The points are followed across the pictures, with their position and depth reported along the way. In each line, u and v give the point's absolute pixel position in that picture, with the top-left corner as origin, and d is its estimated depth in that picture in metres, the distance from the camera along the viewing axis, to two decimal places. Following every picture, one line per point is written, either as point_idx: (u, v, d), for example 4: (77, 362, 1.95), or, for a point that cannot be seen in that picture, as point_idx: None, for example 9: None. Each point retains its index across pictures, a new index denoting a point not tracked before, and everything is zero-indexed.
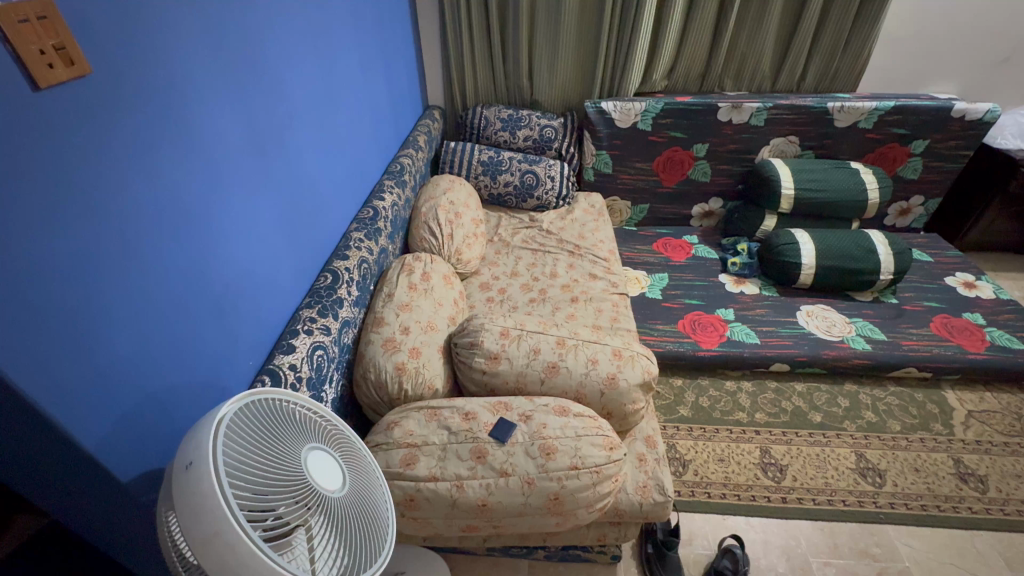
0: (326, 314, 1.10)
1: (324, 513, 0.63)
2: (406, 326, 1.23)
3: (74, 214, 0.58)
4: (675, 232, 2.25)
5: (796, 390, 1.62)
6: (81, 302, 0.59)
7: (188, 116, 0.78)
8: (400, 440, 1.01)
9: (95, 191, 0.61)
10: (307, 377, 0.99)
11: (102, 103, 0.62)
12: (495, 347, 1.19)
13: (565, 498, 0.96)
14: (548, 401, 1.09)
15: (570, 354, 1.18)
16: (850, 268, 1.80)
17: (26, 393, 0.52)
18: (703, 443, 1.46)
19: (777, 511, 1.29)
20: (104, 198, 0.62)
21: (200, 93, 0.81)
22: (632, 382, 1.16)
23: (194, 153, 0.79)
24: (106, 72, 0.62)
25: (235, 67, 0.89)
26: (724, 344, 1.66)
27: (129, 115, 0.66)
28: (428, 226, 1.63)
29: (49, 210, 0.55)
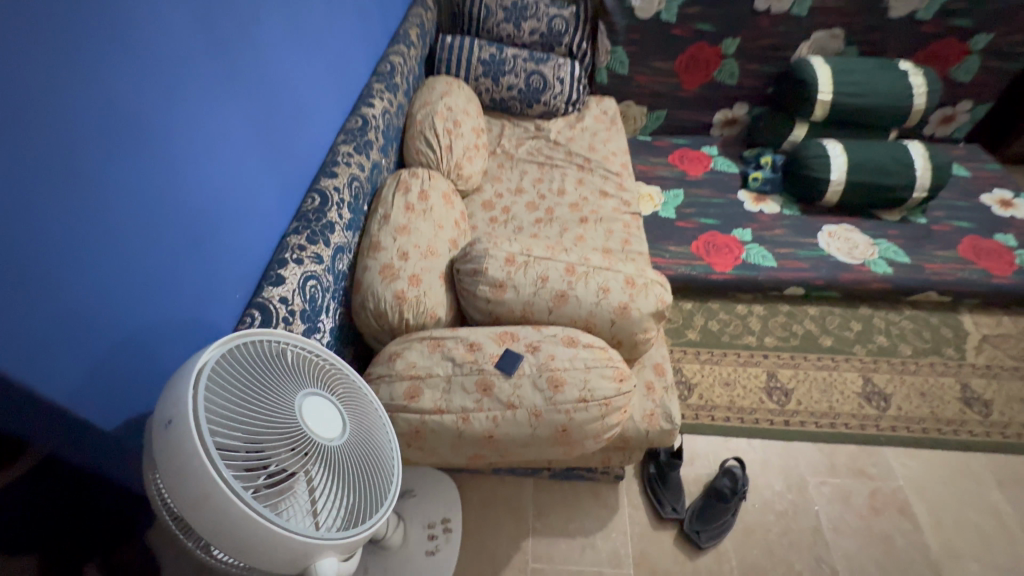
0: (317, 240, 1.01)
1: (327, 459, 0.59)
2: (405, 251, 1.14)
3: None
4: (693, 142, 2.07)
5: (808, 314, 1.57)
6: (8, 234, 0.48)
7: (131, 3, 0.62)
8: (403, 372, 0.97)
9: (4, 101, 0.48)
10: (300, 309, 0.92)
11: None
12: (500, 274, 1.11)
13: (573, 429, 0.95)
14: (556, 331, 1.04)
15: (580, 282, 1.11)
16: (882, 185, 1.67)
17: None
18: (710, 367, 1.44)
19: (779, 433, 1.31)
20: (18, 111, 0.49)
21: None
22: (645, 312, 1.10)
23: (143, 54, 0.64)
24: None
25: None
26: (739, 266, 1.58)
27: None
28: (424, 137, 1.47)
29: None
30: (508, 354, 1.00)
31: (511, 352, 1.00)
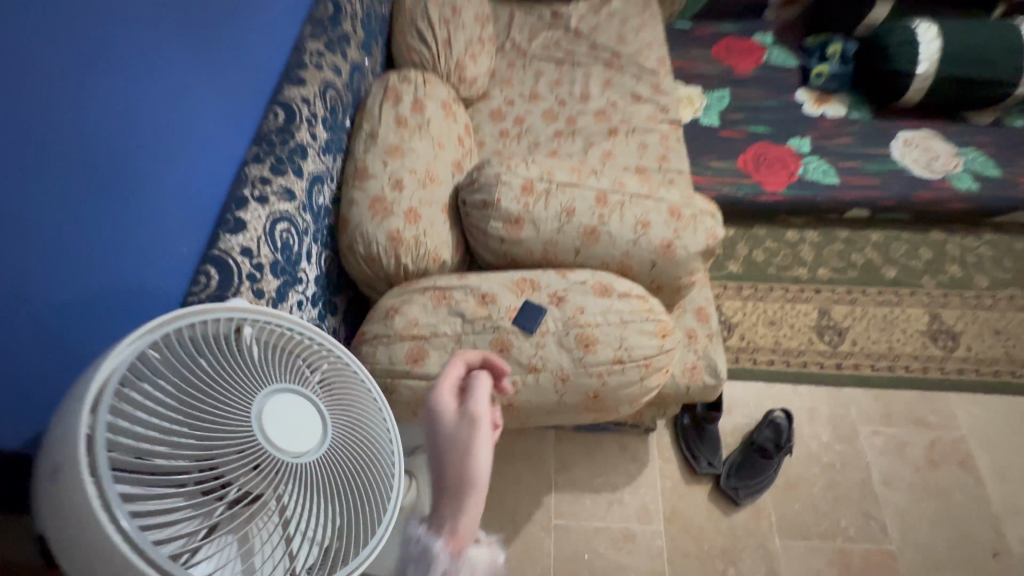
0: (285, 171, 0.79)
1: (310, 474, 0.43)
2: (398, 180, 0.94)
3: None
4: (742, 28, 1.68)
5: (870, 241, 1.36)
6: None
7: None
8: (404, 332, 0.81)
9: None
10: (270, 261, 0.74)
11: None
12: (515, 208, 0.90)
13: (606, 395, 0.81)
14: (585, 277, 0.86)
15: (614, 214, 0.91)
16: (979, 78, 1.36)
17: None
18: (754, 305, 1.27)
19: (830, 379, 1.17)
20: None
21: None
22: (693, 251, 0.91)
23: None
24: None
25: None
26: (794, 186, 1.35)
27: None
28: (415, 29, 1.18)
29: None
30: (529, 306, 0.83)
31: (531, 304, 0.83)
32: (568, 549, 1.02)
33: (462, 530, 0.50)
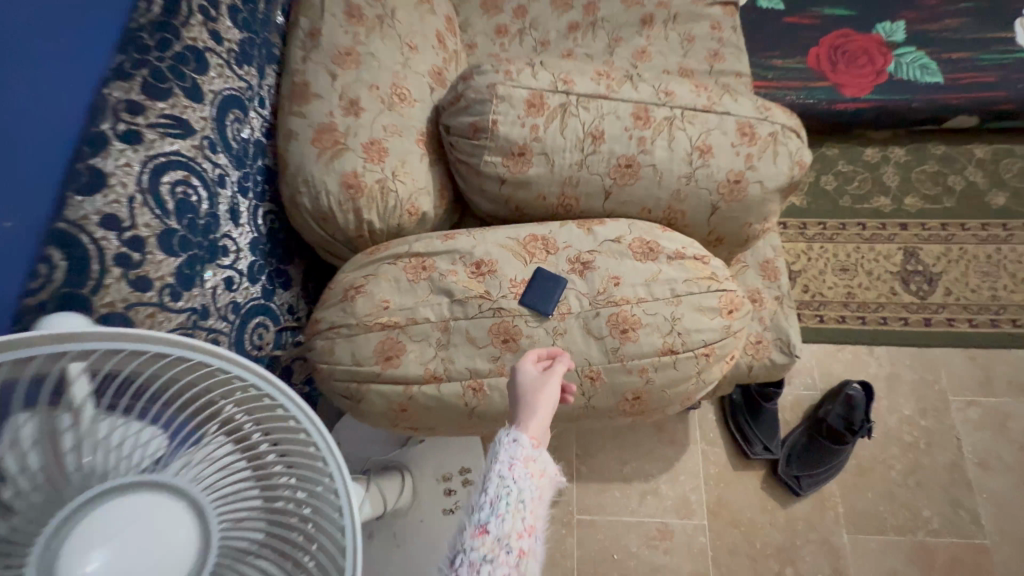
0: (169, 89, 0.53)
1: None
2: (352, 99, 0.66)
3: None
4: None
5: (973, 158, 1.07)
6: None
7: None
8: (370, 320, 0.59)
9: None
10: (158, 232, 0.51)
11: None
12: (518, 134, 0.63)
13: (651, 397, 0.59)
14: (619, 233, 0.62)
15: (659, 139, 0.64)
16: None
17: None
18: (821, 247, 1.01)
19: (915, 338, 0.94)
20: None
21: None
22: (771, 189, 0.64)
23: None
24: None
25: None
26: (882, 89, 1.04)
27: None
28: None
29: None
30: (543, 279, 0.59)
31: (545, 275, 0.59)
32: (594, 549, 0.86)
33: (540, 430, 0.45)
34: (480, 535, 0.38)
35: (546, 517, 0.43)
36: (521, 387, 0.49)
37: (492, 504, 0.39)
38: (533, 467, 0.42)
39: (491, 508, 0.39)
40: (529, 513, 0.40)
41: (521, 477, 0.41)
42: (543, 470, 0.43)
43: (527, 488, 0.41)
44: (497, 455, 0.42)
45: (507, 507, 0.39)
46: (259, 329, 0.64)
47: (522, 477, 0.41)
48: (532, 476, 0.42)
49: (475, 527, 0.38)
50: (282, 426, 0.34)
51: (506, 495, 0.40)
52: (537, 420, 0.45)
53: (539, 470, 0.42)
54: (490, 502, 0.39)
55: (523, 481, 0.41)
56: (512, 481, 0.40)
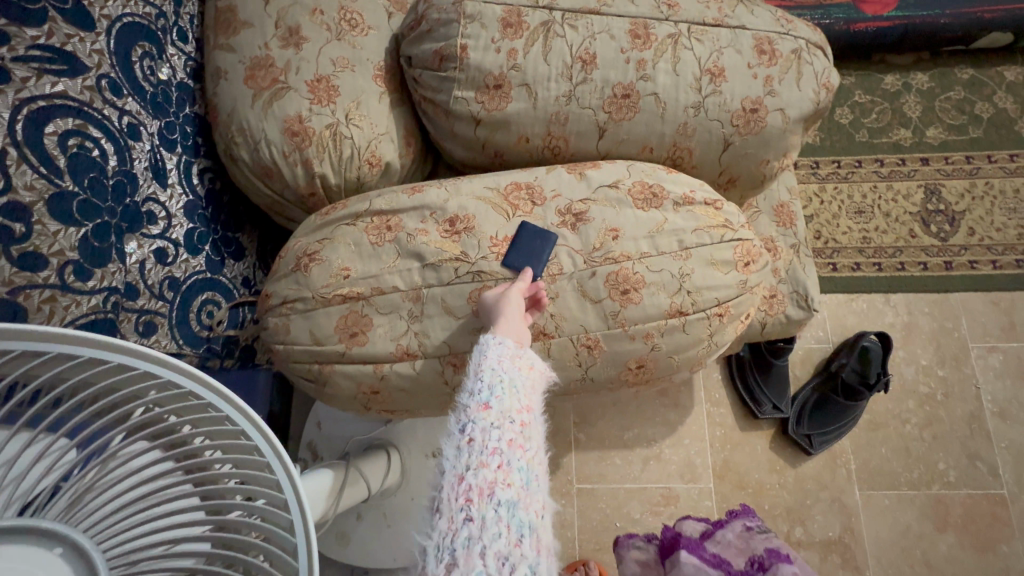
0: (43, 11, 0.42)
1: None
2: (291, 27, 0.55)
3: None
4: None
5: (1004, 82, 0.96)
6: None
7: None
8: (329, 292, 0.50)
9: None
10: (47, 195, 0.41)
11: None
12: (494, 62, 0.53)
13: (656, 364, 0.52)
14: (616, 176, 0.53)
15: (662, 62, 0.54)
16: None
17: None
18: (835, 188, 0.92)
19: (934, 284, 0.88)
20: None
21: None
22: (794, 118, 0.55)
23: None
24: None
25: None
26: (906, 5, 0.92)
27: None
28: None
29: None
30: (526, 234, 0.50)
31: (529, 229, 0.50)
32: (595, 519, 0.82)
33: (518, 331, 0.44)
34: (483, 410, 0.37)
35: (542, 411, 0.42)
36: (493, 301, 0.47)
37: (488, 386, 0.38)
38: (520, 359, 0.41)
39: (489, 389, 0.38)
40: (524, 396, 0.39)
41: (511, 367, 0.40)
42: (531, 364, 0.42)
43: (519, 377, 0.40)
44: (485, 352, 0.41)
45: (503, 389, 0.38)
46: (207, 306, 0.55)
47: (512, 365, 0.40)
48: (521, 368, 0.41)
49: (476, 405, 0.37)
50: (220, 430, 0.32)
51: (499, 381, 0.39)
52: (512, 322, 0.45)
53: (528, 363, 0.42)
54: (486, 385, 0.39)
55: (513, 369, 0.40)
56: (503, 368, 0.40)
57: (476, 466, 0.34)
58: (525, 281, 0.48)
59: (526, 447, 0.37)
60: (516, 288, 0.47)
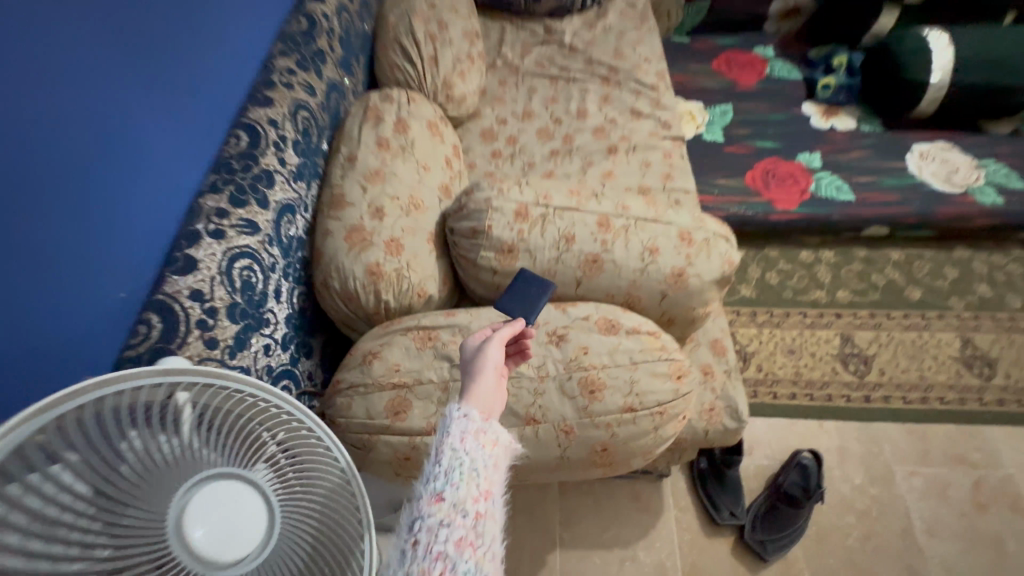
0: (246, 201, 0.71)
1: None
2: (378, 208, 0.85)
3: None
4: (743, 43, 1.64)
5: (891, 260, 1.27)
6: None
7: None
8: (383, 380, 0.71)
9: None
10: (228, 305, 0.65)
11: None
12: (509, 236, 0.81)
13: (616, 449, 0.70)
14: (588, 312, 0.77)
15: (618, 241, 0.82)
16: (997, 86, 1.29)
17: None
18: (770, 332, 1.17)
19: (858, 413, 1.07)
20: None
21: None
22: (708, 280, 0.82)
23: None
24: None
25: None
26: (806, 204, 1.26)
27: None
28: (399, 45, 1.12)
29: None
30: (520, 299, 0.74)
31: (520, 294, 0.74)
32: None
33: (484, 393, 0.53)
34: (437, 503, 0.40)
35: (502, 484, 0.46)
36: (469, 367, 0.58)
37: (447, 478, 0.42)
38: (485, 438, 0.46)
39: (446, 476, 0.42)
40: (483, 480, 0.43)
41: (473, 446, 0.45)
42: (494, 440, 0.47)
43: (480, 459, 0.44)
44: (450, 429, 0.46)
45: (461, 476, 0.42)
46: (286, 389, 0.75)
47: (473, 450, 0.44)
48: (484, 447, 0.45)
49: (431, 497, 0.41)
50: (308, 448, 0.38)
51: (457, 467, 0.42)
52: (482, 384, 0.54)
53: (490, 440, 0.46)
54: (444, 471, 0.42)
55: (474, 453, 0.44)
56: (465, 452, 0.44)
57: (419, 570, 0.36)
58: (501, 333, 0.62)
59: (478, 542, 0.40)
60: (490, 349, 0.59)
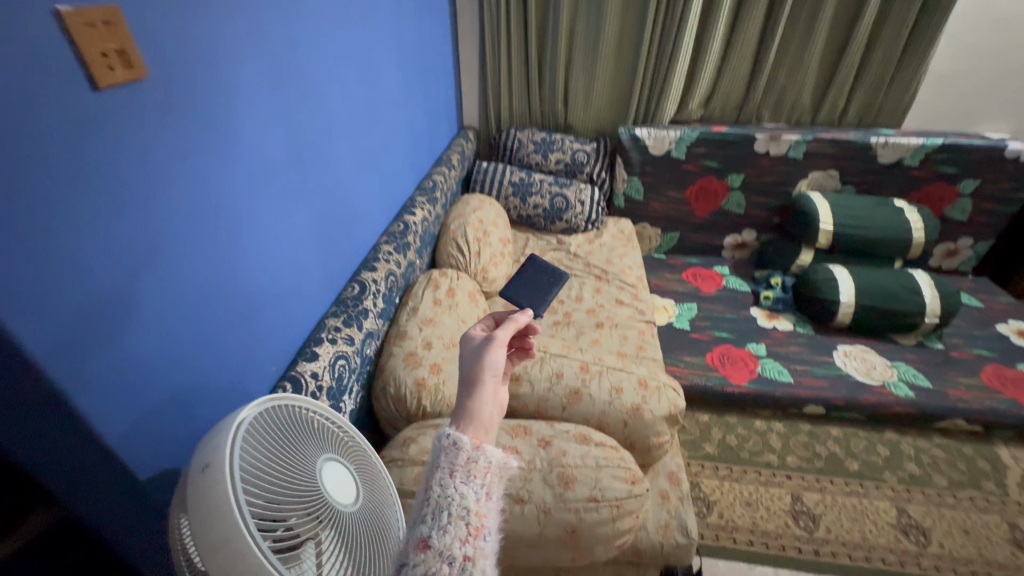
0: (350, 325, 1.11)
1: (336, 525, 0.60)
2: (429, 341, 1.21)
3: (106, 200, 0.58)
4: (705, 262, 2.20)
5: (831, 436, 1.53)
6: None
7: (210, 87, 0.75)
8: (415, 458, 0.96)
9: (155, 185, 0.65)
10: (328, 387, 0.98)
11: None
12: (517, 369, 1.18)
13: (583, 532, 0.91)
14: (568, 428, 1.06)
15: (593, 382, 1.16)
16: (893, 308, 1.71)
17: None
18: (730, 485, 1.39)
19: (809, 565, 1.22)
20: (158, 177, 0.66)
21: (226, 35, 0.77)
22: (658, 415, 1.12)
23: (232, 146, 0.80)
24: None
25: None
26: (754, 380, 1.58)
27: (129, 24, 0.60)
28: (455, 242, 1.65)
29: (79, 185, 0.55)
30: (532, 286, 1.12)
31: (534, 283, 1.13)
32: None
33: (482, 403, 0.67)
34: (427, 543, 0.52)
35: (493, 504, 0.58)
36: (471, 374, 0.71)
37: (435, 513, 0.54)
38: (475, 468, 0.58)
39: (435, 520, 0.53)
40: (469, 516, 0.54)
41: (463, 484, 0.56)
42: (485, 466, 0.58)
43: (470, 488, 0.56)
44: (445, 461, 0.58)
45: (448, 517, 0.54)
46: None
47: (463, 482, 0.56)
48: (475, 477, 0.57)
49: (423, 539, 0.52)
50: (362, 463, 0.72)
51: (445, 507, 0.54)
52: (481, 396, 0.67)
53: (482, 469, 0.58)
54: (433, 515, 0.54)
55: (463, 485, 0.56)
56: (453, 487, 0.55)
57: None
58: (501, 339, 0.76)
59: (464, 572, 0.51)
60: (491, 356, 0.73)
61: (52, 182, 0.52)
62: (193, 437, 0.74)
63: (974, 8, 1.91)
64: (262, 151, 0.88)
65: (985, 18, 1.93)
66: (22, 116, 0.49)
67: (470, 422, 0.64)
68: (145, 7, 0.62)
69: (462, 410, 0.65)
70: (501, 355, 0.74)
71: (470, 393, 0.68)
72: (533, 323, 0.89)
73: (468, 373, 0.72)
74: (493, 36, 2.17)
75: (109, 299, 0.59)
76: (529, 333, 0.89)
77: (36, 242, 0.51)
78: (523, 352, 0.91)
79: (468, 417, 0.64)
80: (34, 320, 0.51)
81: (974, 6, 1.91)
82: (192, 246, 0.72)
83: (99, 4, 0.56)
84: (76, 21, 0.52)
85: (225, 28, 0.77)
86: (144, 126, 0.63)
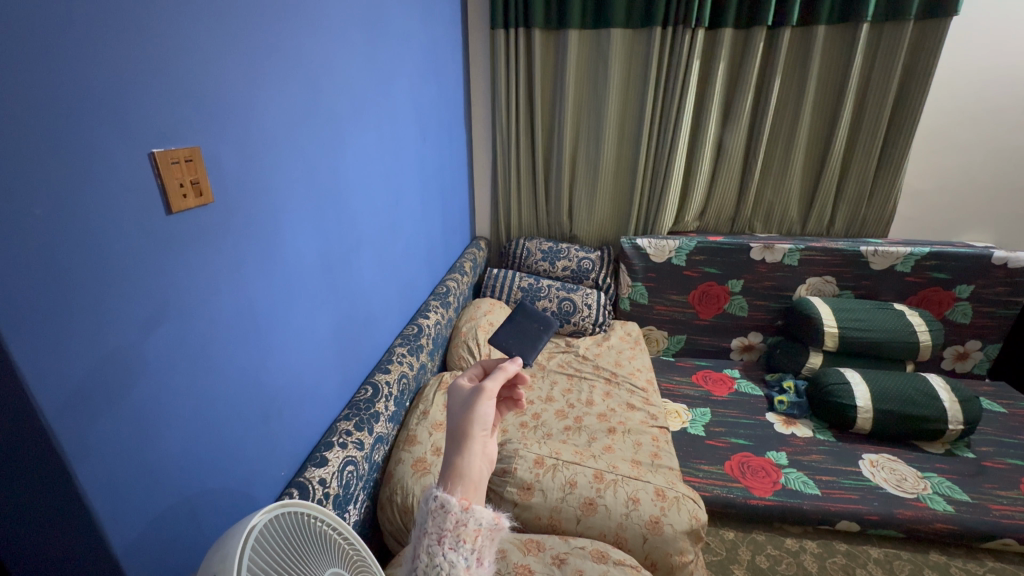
0: (359, 430, 1.10)
1: None
2: (437, 447, 1.18)
3: (155, 303, 0.64)
4: (715, 365, 2.19)
5: (872, 556, 1.39)
6: (59, 299, 0.52)
7: (261, 210, 0.86)
8: None
9: (200, 291, 0.72)
10: (334, 496, 0.95)
11: (112, 52, 0.57)
12: (528, 476, 1.13)
13: None
14: (584, 544, 0.99)
15: (609, 494, 1.10)
16: (912, 413, 1.66)
17: (33, 394, 0.50)
18: None
19: None
20: (202, 283, 0.73)
21: (279, 168, 0.91)
22: (679, 530, 1.05)
23: (269, 255, 0.89)
24: (136, 49, 0.60)
25: (302, 120, 0.99)
26: (779, 492, 1.50)
27: (204, 161, 0.72)
28: (467, 345, 1.70)
29: (138, 290, 0.62)
30: (530, 337, 1.17)
31: (523, 331, 1.18)
32: None
33: (471, 457, 0.70)
34: None
35: (483, 563, 0.63)
36: (459, 423, 0.74)
37: None
38: (465, 533, 0.62)
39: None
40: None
41: (451, 552, 0.60)
42: (476, 527, 0.63)
43: (460, 554, 0.61)
44: (438, 522, 0.62)
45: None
46: None
47: (451, 548, 0.61)
48: (467, 538, 0.62)
49: None
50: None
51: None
52: (472, 450, 0.71)
53: (473, 530, 0.63)
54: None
55: (452, 551, 0.61)
56: (441, 554, 0.60)
57: None
58: (492, 392, 0.78)
59: None
60: (484, 407, 0.75)
61: (122, 293, 0.59)
62: (197, 548, 0.72)
63: (933, 135, 2.15)
64: (297, 261, 0.98)
65: (947, 143, 2.15)
66: (110, 242, 0.58)
67: (459, 483, 0.67)
68: (216, 147, 0.75)
69: (452, 469, 0.68)
70: (489, 407, 0.76)
71: (460, 451, 0.70)
72: (522, 373, 0.89)
73: (456, 427, 0.74)
74: (504, 160, 2.45)
75: (145, 398, 0.63)
76: (518, 382, 0.90)
77: (95, 343, 0.56)
78: (512, 402, 0.92)
79: (458, 476, 0.68)
80: (77, 416, 0.54)
81: (932, 133, 2.14)
82: (225, 350, 0.78)
83: (185, 145, 0.68)
84: (164, 159, 0.64)
85: (277, 163, 0.91)
86: (200, 240, 0.72)
